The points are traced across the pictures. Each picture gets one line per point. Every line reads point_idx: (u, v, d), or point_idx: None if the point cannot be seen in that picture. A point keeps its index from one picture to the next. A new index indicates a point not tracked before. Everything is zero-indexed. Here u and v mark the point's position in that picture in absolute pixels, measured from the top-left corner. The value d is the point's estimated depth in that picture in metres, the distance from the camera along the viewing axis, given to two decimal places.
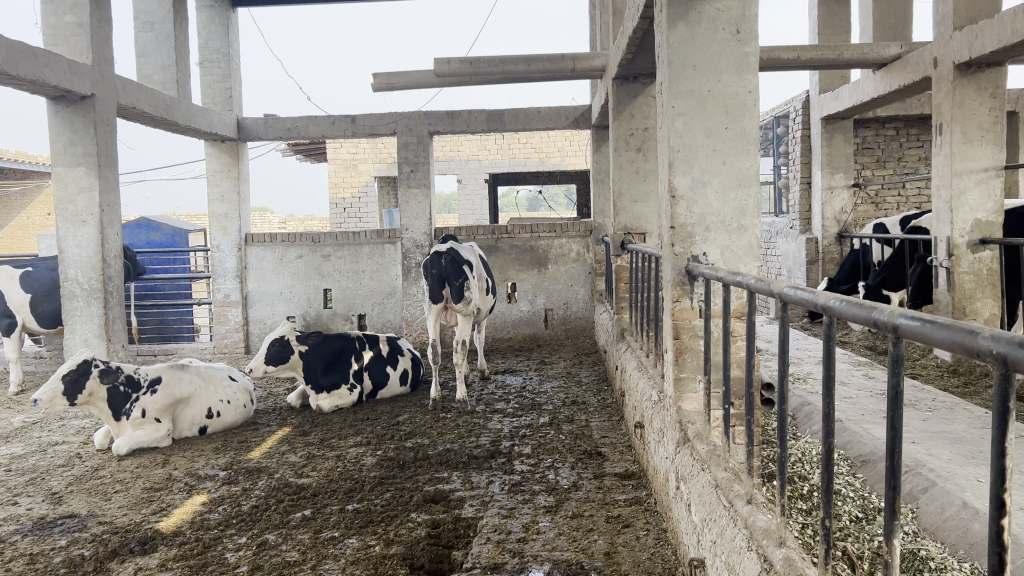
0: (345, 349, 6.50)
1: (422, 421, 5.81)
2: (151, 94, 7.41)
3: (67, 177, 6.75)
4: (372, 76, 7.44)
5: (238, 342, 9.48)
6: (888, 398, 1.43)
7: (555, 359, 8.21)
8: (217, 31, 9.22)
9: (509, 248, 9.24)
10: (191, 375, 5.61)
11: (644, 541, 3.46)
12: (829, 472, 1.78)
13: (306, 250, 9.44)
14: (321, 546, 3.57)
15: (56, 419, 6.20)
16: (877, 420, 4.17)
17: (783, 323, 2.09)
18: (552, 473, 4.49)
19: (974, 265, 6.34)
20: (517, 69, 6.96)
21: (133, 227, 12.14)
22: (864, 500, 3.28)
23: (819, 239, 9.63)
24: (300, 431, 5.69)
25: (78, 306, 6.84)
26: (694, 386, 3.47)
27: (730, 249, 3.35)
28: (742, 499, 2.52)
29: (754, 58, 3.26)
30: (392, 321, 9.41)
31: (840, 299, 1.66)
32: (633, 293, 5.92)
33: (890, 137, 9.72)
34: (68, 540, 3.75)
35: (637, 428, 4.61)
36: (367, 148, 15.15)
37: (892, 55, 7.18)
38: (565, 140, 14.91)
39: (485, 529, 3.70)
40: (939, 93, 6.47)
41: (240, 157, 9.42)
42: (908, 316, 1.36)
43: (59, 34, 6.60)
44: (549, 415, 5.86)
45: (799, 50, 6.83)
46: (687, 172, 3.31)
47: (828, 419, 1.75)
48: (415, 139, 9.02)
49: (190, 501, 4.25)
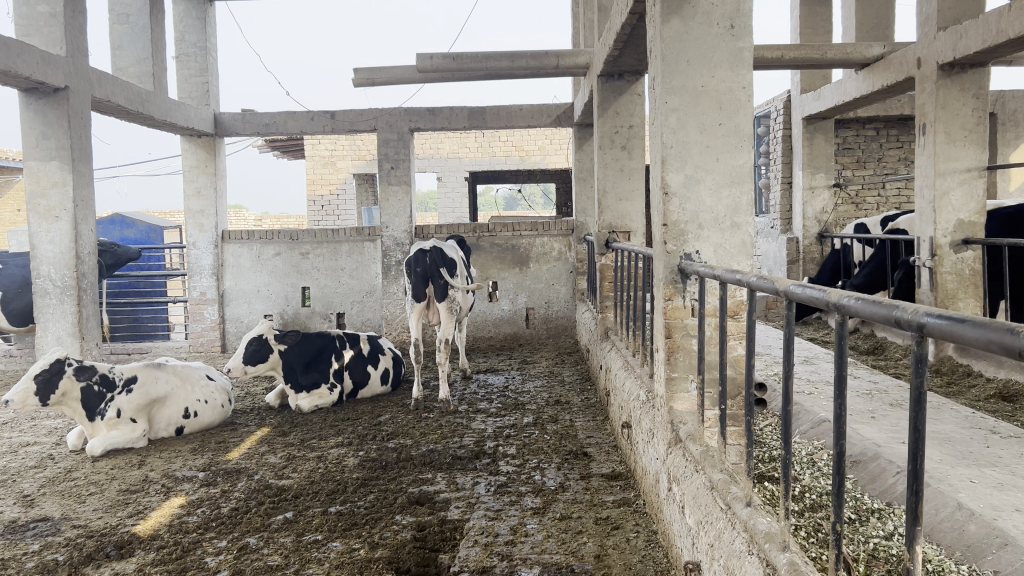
0: (326, 348, 6.40)
1: (404, 421, 5.72)
2: (126, 88, 7.25)
3: (40, 172, 6.59)
4: (353, 70, 7.33)
5: (214, 341, 9.32)
6: (910, 398, 1.38)
7: (537, 358, 8.16)
8: (194, 25, 9.07)
9: (490, 246, 9.17)
10: (167, 375, 5.49)
11: (634, 543, 3.40)
12: (840, 475, 1.74)
13: (284, 247, 9.31)
14: (304, 550, 3.48)
15: (27, 419, 6.05)
16: (865, 420, 4.14)
17: (789, 322, 2.04)
18: (538, 474, 4.42)
19: (956, 265, 6.38)
20: (500, 65, 6.89)
21: (107, 223, 11.98)
22: (858, 501, 3.24)
23: (800, 238, 9.65)
24: (280, 432, 5.58)
25: (50, 303, 6.67)
26: (686, 385, 3.42)
27: (723, 247, 3.31)
28: (740, 501, 2.47)
29: (748, 54, 3.23)
30: (371, 319, 9.28)
31: (856, 297, 1.62)
32: (618, 292, 5.89)
33: (870, 138, 9.77)
34: (41, 545, 3.63)
35: (624, 428, 4.56)
36: (346, 145, 14.95)
37: (875, 55, 7.18)
38: (545, 139, 14.83)
39: (472, 532, 3.63)
40: (922, 93, 6.50)
41: (217, 153, 9.27)
42: (936, 314, 1.31)
43: (32, 24, 6.43)
44: (534, 415, 5.80)
45: (783, 50, 6.82)
46: (680, 168, 3.27)
47: (839, 421, 1.70)
48: (396, 135, 8.92)
49: (168, 503, 4.15)
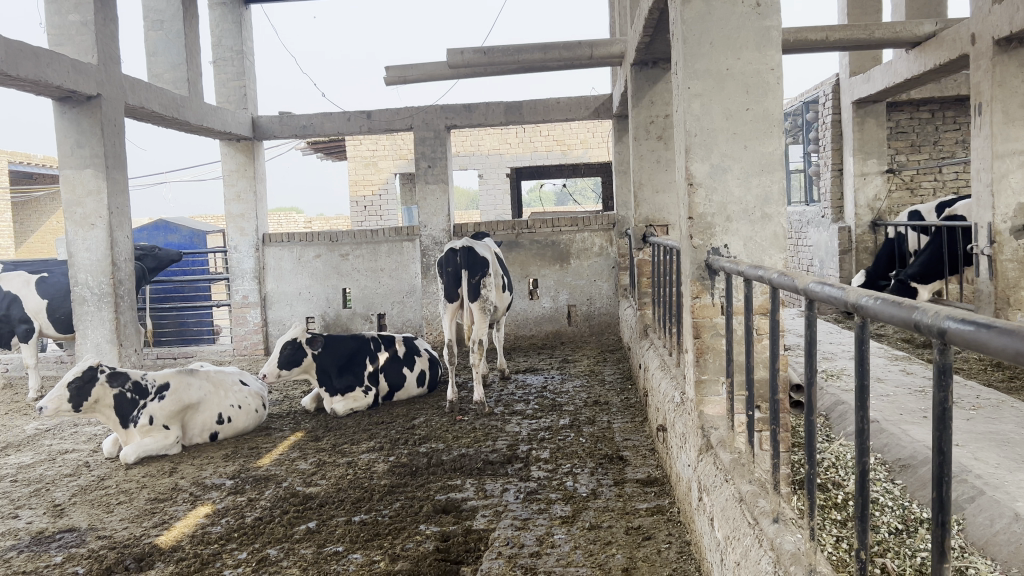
0: (360, 350, 6.33)
1: (438, 425, 5.61)
2: (160, 94, 7.28)
3: (75, 180, 6.64)
4: (385, 68, 7.24)
5: (258, 344, 9.35)
6: (933, 413, 1.20)
7: (578, 356, 7.99)
8: (230, 29, 9.09)
9: (529, 243, 9.01)
10: (200, 381, 5.46)
11: (666, 556, 3.22)
12: (864, 495, 1.55)
13: (324, 249, 9.29)
14: (323, 562, 3.39)
15: (69, 426, 6.11)
16: (916, 420, 3.87)
17: (809, 322, 1.87)
18: (571, 480, 4.25)
19: (1017, 253, 6.03)
20: (532, 58, 6.70)
21: (152, 229, 12.18)
22: (905, 510, 3.02)
23: (852, 227, 9.29)
24: (313, 437, 5.52)
25: (89, 311, 6.73)
26: (716, 388, 3.24)
27: (753, 240, 3.12)
28: (767, 516, 2.28)
29: (777, 33, 3.02)
30: (412, 320, 9.22)
31: (874, 296, 1.44)
32: (656, 287, 5.67)
33: (925, 121, 9.38)
34: (64, 557, 3.59)
35: (661, 430, 4.37)
36: (387, 145, 15.03)
37: (926, 33, 6.82)
38: (587, 132, 14.78)
39: (497, 543, 3.48)
40: (977, 71, 6.14)
41: (256, 156, 9.29)
42: (958, 318, 1.12)
43: (64, 34, 6.49)
44: (570, 416, 5.63)
45: (827, 31, 6.43)
46: (705, 157, 3.09)
47: (861, 436, 1.52)
48: (432, 133, 8.82)
49: (194, 512, 4.10)
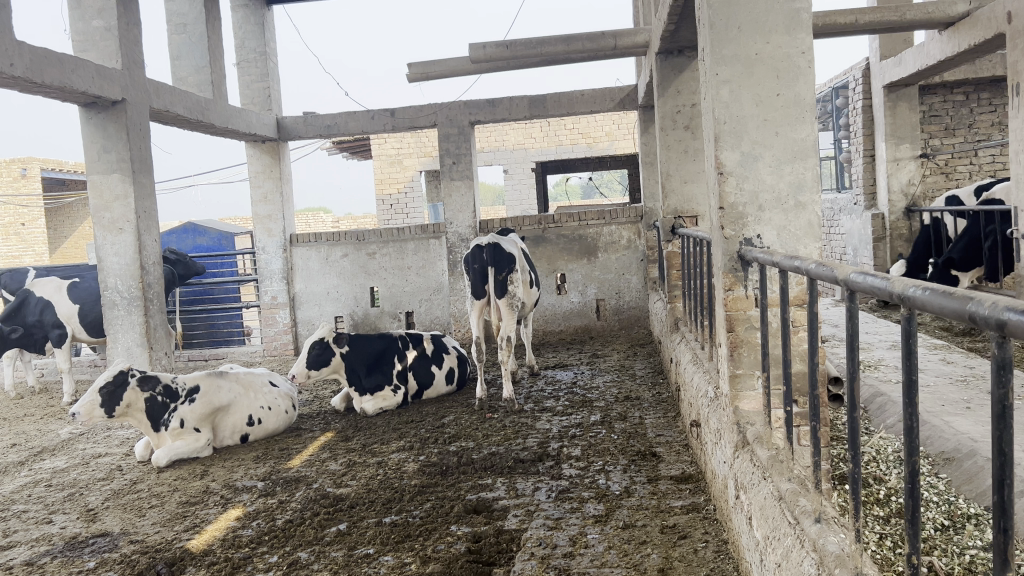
0: (388, 349, 6.30)
1: (467, 423, 5.56)
2: (185, 97, 7.31)
3: (102, 185, 6.68)
4: (408, 65, 7.21)
5: (287, 344, 9.37)
6: (991, 411, 1.13)
7: (608, 350, 7.91)
8: (253, 31, 9.11)
9: (556, 237, 8.94)
10: (229, 383, 5.45)
11: (702, 555, 3.14)
12: (915, 496, 1.47)
13: (351, 248, 9.28)
14: (354, 565, 3.35)
15: (102, 430, 6.14)
16: (959, 411, 3.76)
17: (850, 315, 1.79)
18: (603, 478, 4.19)
19: None
20: (555, 50, 6.61)
21: (181, 233, 12.30)
22: (951, 506, 2.92)
23: (886, 214, 9.07)
24: (343, 437, 5.49)
25: (119, 315, 6.78)
26: (752, 383, 3.16)
27: (787, 230, 3.03)
28: (808, 516, 2.19)
29: (807, 15, 2.92)
30: (439, 317, 9.20)
31: (922, 287, 1.36)
32: (687, 279, 5.57)
33: (959, 103, 9.17)
34: (97, 562, 3.59)
35: (694, 426, 4.29)
36: (412, 142, 15.03)
37: (960, 12, 6.62)
38: (612, 124, 14.74)
39: (530, 543, 3.43)
40: (1014, 50, 5.96)
41: (281, 157, 9.28)
42: (1018, 310, 1.04)
43: (88, 39, 6.54)
44: (601, 412, 5.55)
45: (857, 14, 6.27)
46: (735, 145, 2.99)
47: (910, 435, 1.44)
48: (456, 129, 8.76)
49: (225, 515, 4.09)
